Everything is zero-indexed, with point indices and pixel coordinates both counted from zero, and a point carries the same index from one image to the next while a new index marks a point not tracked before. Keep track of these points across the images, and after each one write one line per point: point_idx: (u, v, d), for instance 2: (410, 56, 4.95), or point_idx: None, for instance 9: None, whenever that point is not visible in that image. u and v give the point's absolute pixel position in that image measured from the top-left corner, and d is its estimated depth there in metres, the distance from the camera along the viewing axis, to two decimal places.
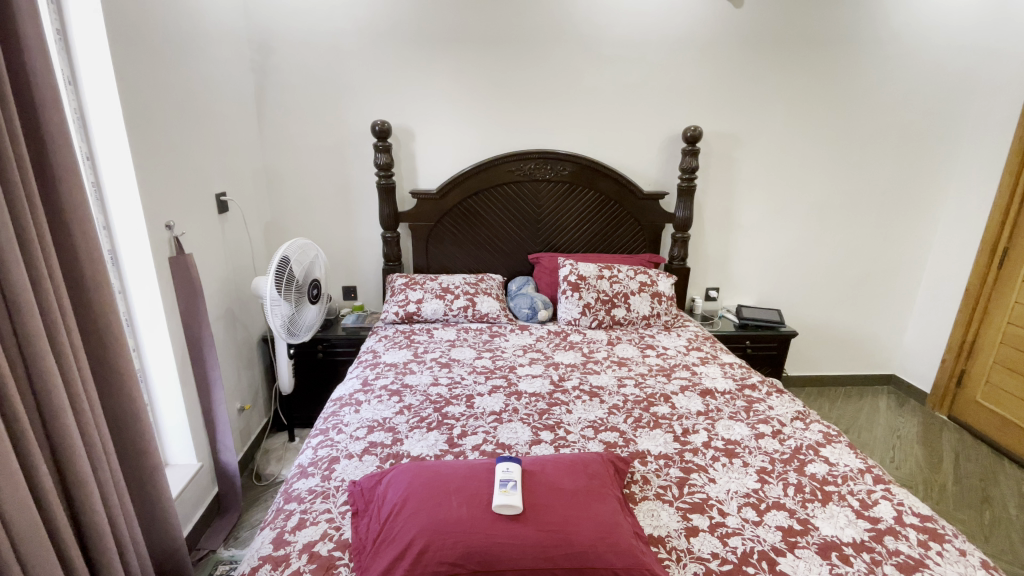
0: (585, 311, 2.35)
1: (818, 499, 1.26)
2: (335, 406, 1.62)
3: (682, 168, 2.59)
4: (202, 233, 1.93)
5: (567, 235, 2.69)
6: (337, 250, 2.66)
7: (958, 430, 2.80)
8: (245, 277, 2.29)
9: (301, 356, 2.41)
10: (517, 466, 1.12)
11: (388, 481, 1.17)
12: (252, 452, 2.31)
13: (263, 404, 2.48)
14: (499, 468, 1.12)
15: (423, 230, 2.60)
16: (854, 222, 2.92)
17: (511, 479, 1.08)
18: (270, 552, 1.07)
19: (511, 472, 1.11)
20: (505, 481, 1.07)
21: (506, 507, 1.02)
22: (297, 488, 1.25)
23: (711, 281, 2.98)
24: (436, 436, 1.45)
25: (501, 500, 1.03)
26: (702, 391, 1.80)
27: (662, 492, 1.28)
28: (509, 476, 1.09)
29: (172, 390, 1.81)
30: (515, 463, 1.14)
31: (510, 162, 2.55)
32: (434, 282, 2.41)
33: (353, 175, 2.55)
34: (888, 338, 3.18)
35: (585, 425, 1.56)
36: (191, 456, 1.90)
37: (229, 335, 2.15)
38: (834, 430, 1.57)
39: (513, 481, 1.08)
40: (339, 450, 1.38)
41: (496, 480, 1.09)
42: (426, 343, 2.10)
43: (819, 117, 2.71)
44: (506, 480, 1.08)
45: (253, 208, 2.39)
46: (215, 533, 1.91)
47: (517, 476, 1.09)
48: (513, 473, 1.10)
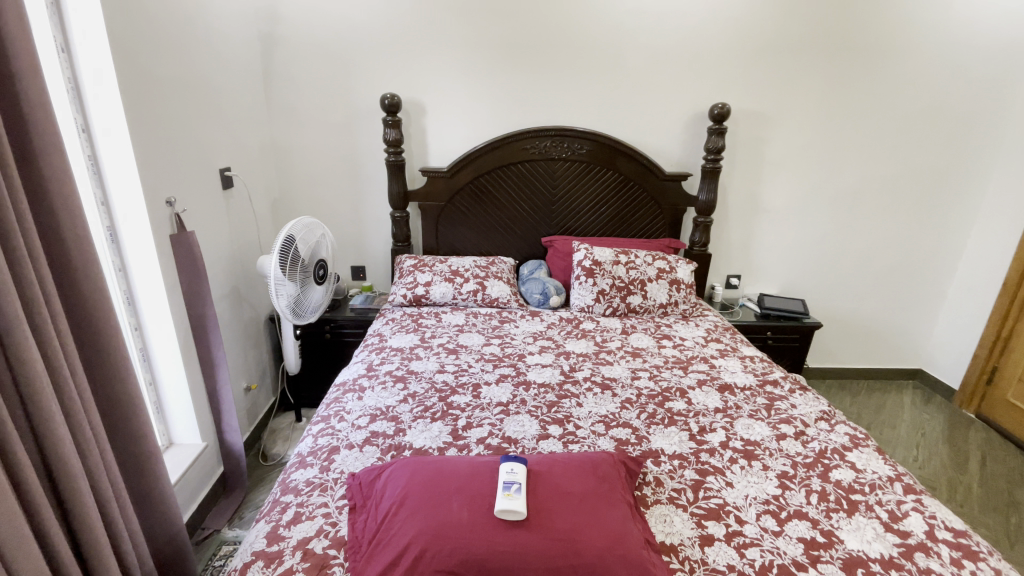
0: (599, 298, 2.26)
1: (843, 509, 1.18)
2: (338, 392, 1.58)
3: (707, 149, 2.45)
4: (204, 210, 1.87)
5: (583, 218, 2.58)
6: (346, 229, 2.60)
7: (986, 430, 2.65)
8: (251, 255, 2.24)
9: (308, 336, 2.37)
10: (522, 467, 1.05)
11: (387, 478, 1.11)
12: (259, 431, 2.30)
13: (271, 383, 2.46)
14: (504, 467, 1.05)
15: (433, 209, 2.52)
16: (887, 209, 2.76)
17: (516, 481, 1.01)
18: (263, 548, 1.02)
19: (516, 473, 1.04)
20: (509, 484, 1.00)
21: (509, 512, 0.95)
22: (295, 479, 1.21)
23: (732, 268, 2.86)
24: (440, 427, 1.39)
25: (504, 504, 0.96)
26: (720, 387, 1.71)
27: (675, 496, 1.21)
28: (513, 477, 1.02)
29: (176, 370, 1.78)
30: (520, 463, 1.07)
31: (525, 139, 2.44)
32: (443, 264, 2.34)
33: (362, 152, 2.46)
34: (917, 332, 3.04)
35: (595, 420, 1.49)
36: (196, 436, 1.89)
37: (235, 314, 2.11)
38: (861, 433, 1.48)
39: (517, 484, 1.01)
40: (340, 439, 1.33)
41: (500, 481, 1.03)
42: (434, 328, 2.04)
43: (857, 95, 2.53)
44: (511, 482, 1.01)
45: (259, 185, 2.32)
46: (219, 512, 1.91)
47: (522, 478, 1.02)
48: (518, 475, 1.03)
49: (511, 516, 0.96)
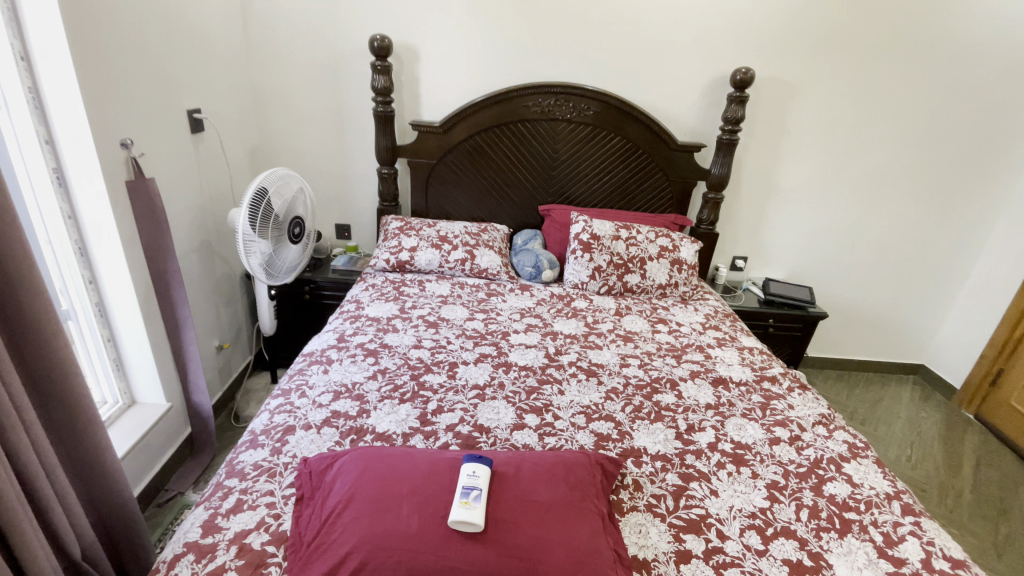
0: (594, 275, 2.13)
1: (834, 530, 1.09)
2: (304, 363, 1.47)
3: (725, 118, 2.25)
4: (167, 155, 1.72)
5: (584, 186, 2.41)
6: (330, 184, 2.44)
7: (984, 433, 2.54)
8: (224, 207, 2.10)
9: (286, 296, 2.26)
10: (485, 470, 0.95)
11: (339, 469, 1.01)
12: (232, 392, 2.22)
13: (247, 342, 2.36)
14: (465, 469, 0.95)
15: (423, 168, 2.35)
16: (910, 196, 2.57)
17: (476, 488, 0.91)
18: (197, 539, 0.93)
19: (478, 477, 0.93)
20: (468, 490, 0.90)
21: (463, 524, 0.86)
22: (242, 461, 1.11)
23: (739, 250, 2.70)
24: (408, 410, 1.29)
25: (459, 515, 0.86)
26: (714, 380, 1.61)
27: (654, 503, 1.12)
28: (473, 482, 0.92)
29: (136, 327, 1.67)
30: (483, 465, 0.96)
31: (527, 96, 2.24)
32: (431, 229, 2.19)
33: (349, 100, 2.27)
34: (924, 327, 2.90)
35: (576, 411, 1.38)
36: (160, 396, 1.79)
37: (206, 269, 1.98)
38: (860, 442, 1.38)
39: (477, 491, 0.91)
40: (297, 418, 1.23)
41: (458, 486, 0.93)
42: (416, 297, 1.91)
43: (892, 67, 2.31)
44: (470, 489, 0.91)
45: (236, 130, 2.15)
46: (184, 475, 1.83)
47: (483, 484, 0.92)
48: (480, 479, 0.93)
49: (465, 528, 0.86)
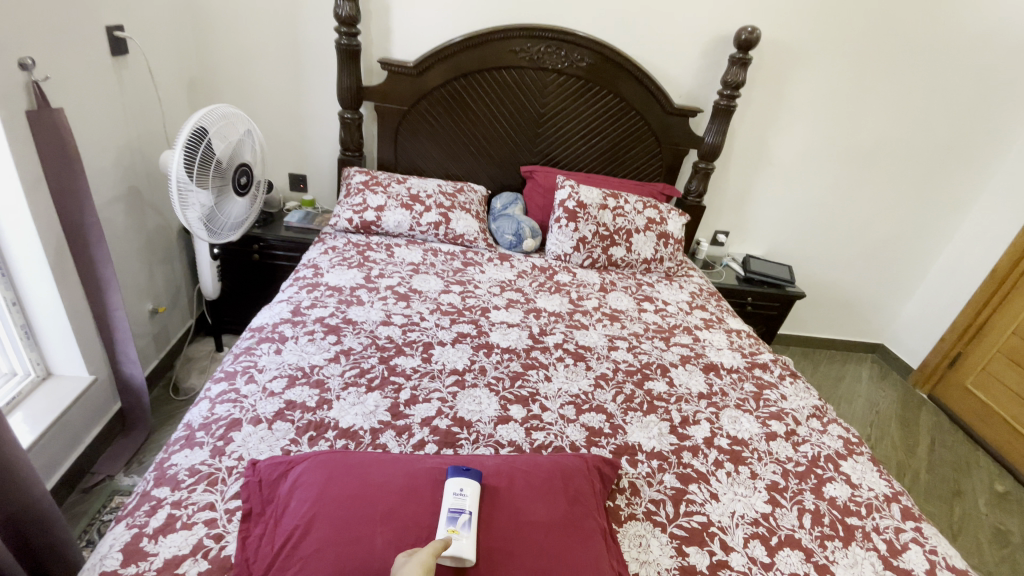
0: (579, 247, 1.98)
1: (839, 538, 1.03)
2: (252, 340, 1.26)
3: (725, 82, 2.08)
4: (80, 80, 1.40)
5: (570, 147, 2.22)
6: (283, 127, 2.13)
7: (936, 413, 2.64)
8: (156, 147, 1.78)
9: (232, 255, 1.99)
10: (474, 487, 0.82)
11: (295, 481, 0.84)
12: (170, 360, 1.97)
13: (186, 304, 2.09)
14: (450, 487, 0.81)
15: (392, 115, 2.09)
16: (896, 178, 2.52)
17: (465, 512, 0.78)
18: (116, 570, 0.76)
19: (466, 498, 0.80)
20: (455, 516, 0.77)
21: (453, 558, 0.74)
22: (175, 464, 0.92)
23: (722, 224, 2.61)
24: (376, 401, 1.12)
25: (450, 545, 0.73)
26: (705, 366, 1.52)
27: (653, 510, 1.02)
28: (460, 504, 0.79)
29: (46, 288, 1.38)
30: (472, 480, 0.83)
31: (515, 39, 1.99)
32: (400, 186, 1.96)
33: (308, 30, 1.96)
34: (889, 308, 2.93)
35: (565, 401, 1.25)
36: (81, 366, 1.51)
37: (134, 222, 1.70)
38: (854, 438, 1.34)
39: (465, 514, 0.78)
40: (244, 410, 1.04)
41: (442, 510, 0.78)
42: (383, 265, 1.71)
43: (897, 38, 2.19)
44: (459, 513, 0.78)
45: (170, 55, 1.81)
46: (114, 455, 1.59)
47: (472, 506, 0.79)
48: (468, 500, 0.80)
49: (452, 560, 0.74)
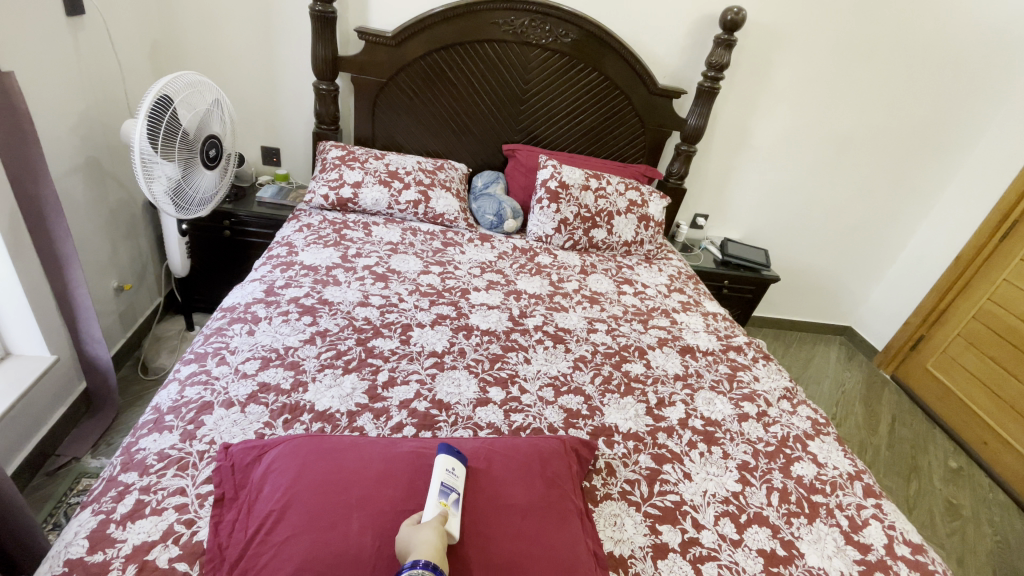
0: (560, 228, 1.97)
1: (804, 515, 1.07)
2: (223, 320, 1.23)
3: (709, 63, 2.06)
4: (31, 41, 1.30)
5: (553, 126, 2.18)
6: (255, 97, 2.04)
7: (898, 393, 2.75)
8: (117, 116, 1.69)
9: (201, 231, 1.92)
10: (462, 469, 0.84)
11: (268, 466, 0.83)
12: (138, 338, 1.91)
13: (154, 281, 2.02)
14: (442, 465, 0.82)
15: (370, 88, 2.02)
16: (870, 164, 2.56)
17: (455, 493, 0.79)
18: (82, 557, 0.74)
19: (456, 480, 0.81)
20: (446, 491, 0.79)
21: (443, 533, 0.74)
22: (143, 449, 0.89)
23: (701, 207, 2.63)
24: (353, 383, 1.11)
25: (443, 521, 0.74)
26: (681, 348, 1.54)
27: (628, 490, 1.04)
28: (452, 482, 0.80)
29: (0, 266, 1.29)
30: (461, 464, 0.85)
31: (498, 11, 1.93)
32: (378, 162, 1.91)
33: None
34: (858, 292, 3.02)
35: (544, 383, 1.26)
36: (41, 346, 1.43)
37: (95, 195, 1.61)
38: (822, 419, 1.39)
39: (455, 493, 0.80)
40: (215, 393, 1.02)
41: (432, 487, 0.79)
42: (361, 243, 1.67)
43: (877, 24, 2.20)
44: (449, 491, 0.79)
45: (130, 16, 1.70)
46: (80, 437, 1.54)
47: (460, 487, 0.81)
48: (458, 480, 0.82)
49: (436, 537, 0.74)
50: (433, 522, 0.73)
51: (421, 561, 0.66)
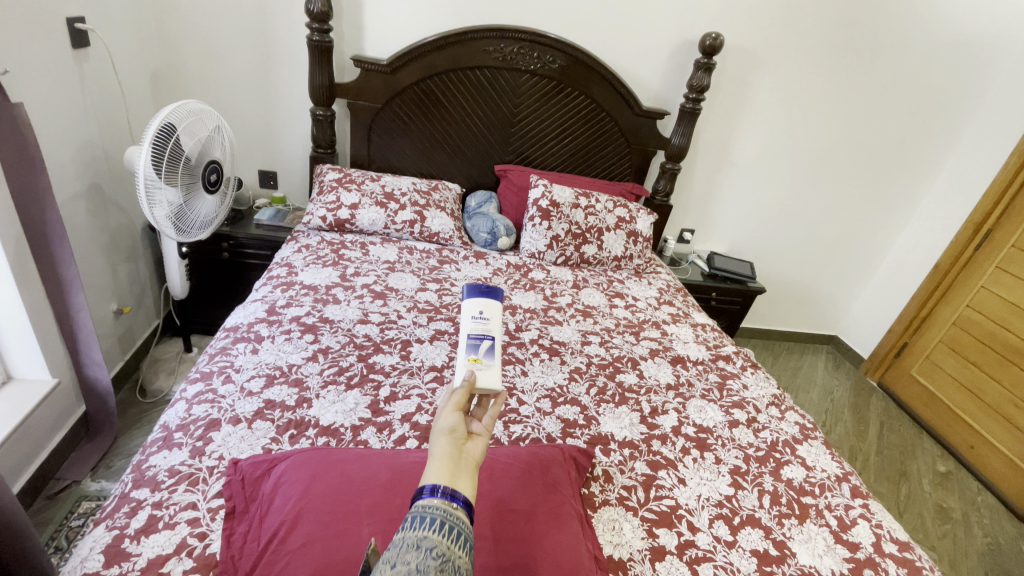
0: (552, 245, 2.02)
1: (795, 516, 1.11)
2: (227, 340, 1.26)
3: (690, 86, 2.16)
4: (39, 74, 1.35)
5: (543, 147, 2.26)
6: (253, 123, 2.10)
7: (885, 400, 2.81)
8: (119, 143, 1.73)
9: (200, 253, 1.95)
10: (492, 311, 0.86)
11: (278, 479, 0.86)
12: (136, 361, 1.92)
13: (152, 304, 2.04)
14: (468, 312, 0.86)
15: (365, 113, 2.09)
16: (848, 178, 2.67)
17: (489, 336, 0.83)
18: (99, 571, 0.75)
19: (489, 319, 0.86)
20: (476, 341, 0.82)
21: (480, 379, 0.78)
22: (154, 466, 0.92)
23: (688, 222, 2.71)
24: (356, 398, 1.14)
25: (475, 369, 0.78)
26: (673, 359, 1.59)
27: (626, 496, 1.07)
28: (480, 330, 0.84)
29: (5, 291, 1.31)
30: (493, 304, 0.87)
31: (488, 39, 2.02)
32: (375, 184, 1.96)
33: (278, 24, 1.94)
34: (842, 302, 3.10)
35: (541, 394, 1.30)
36: (44, 369, 1.45)
37: (97, 220, 1.64)
38: (810, 424, 1.44)
39: (486, 337, 0.83)
40: (222, 411, 1.04)
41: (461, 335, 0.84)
42: (359, 263, 1.71)
43: (848, 47, 2.32)
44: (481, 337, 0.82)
45: (133, 48, 1.76)
46: (80, 460, 1.55)
47: (490, 329, 0.84)
48: (486, 326, 0.85)
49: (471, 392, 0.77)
50: (444, 424, 0.62)
51: (437, 486, 0.53)
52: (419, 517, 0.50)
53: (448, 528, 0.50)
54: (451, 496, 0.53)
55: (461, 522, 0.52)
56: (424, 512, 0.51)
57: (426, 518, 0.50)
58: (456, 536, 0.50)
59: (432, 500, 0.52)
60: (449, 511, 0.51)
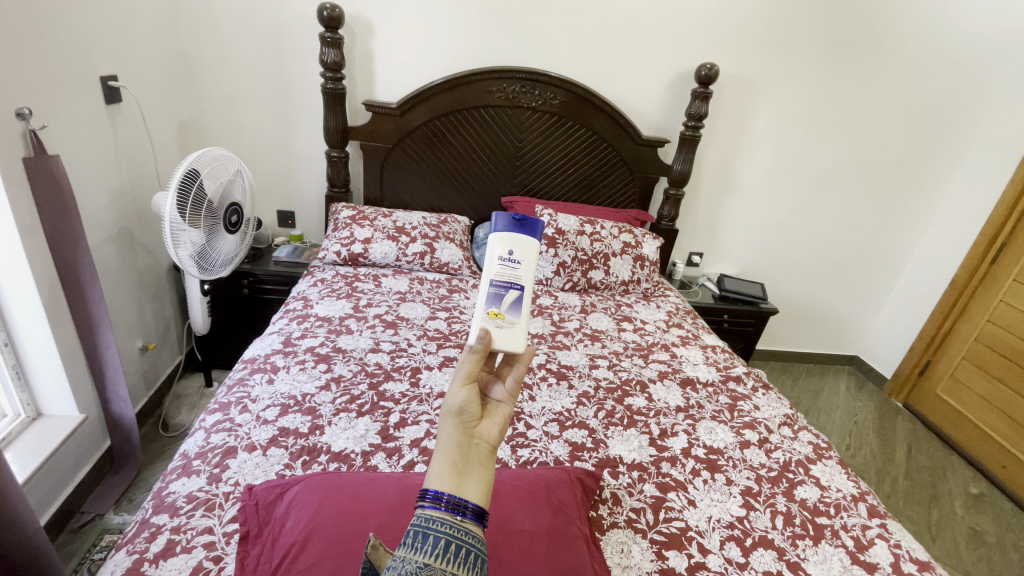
0: (559, 272, 2.07)
1: (809, 537, 1.09)
2: (245, 371, 1.31)
3: (688, 114, 2.23)
4: (74, 128, 1.46)
5: (548, 177, 2.33)
6: (272, 166, 2.22)
7: (912, 421, 2.73)
8: (147, 189, 1.85)
9: (222, 291, 2.04)
10: (524, 255, 0.92)
11: (291, 502, 0.89)
12: (159, 396, 1.99)
13: (176, 340, 2.13)
14: (500, 252, 0.91)
15: (377, 153, 2.19)
16: (854, 197, 2.67)
17: (516, 289, 0.89)
18: None
19: (518, 266, 0.92)
20: (500, 290, 0.88)
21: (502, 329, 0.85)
22: (173, 492, 0.96)
23: (696, 246, 2.73)
24: (367, 425, 1.17)
25: (496, 324, 0.85)
26: (682, 381, 1.59)
27: (634, 518, 1.07)
28: (506, 279, 0.89)
29: (39, 329, 1.39)
30: (524, 248, 0.92)
31: (491, 80, 2.12)
32: (386, 219, 2.04)
33: (294, 74, 2.07)
34: (860, 321, 3.05)
35: (549, 418, 1.32)
36: (72, 406, 1.52)
37: (126, 261, 1.74)
38: (824, 443, 1.42)
39: (510, 286, 0.89)
40: (239, 438, 1.09)
41: (488, 276, 0.90)
42: (371, 294, 1.77)
43: (845, 71, 2.36)
44: (508, 290, 0.88)
45: (161, 102, 1.90)
46: (104, 494, 1.59)
47: (516, 276, 0.90)
48: (514, 273, 0.91)
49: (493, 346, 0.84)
50: (454, 405, 0.59)
51: (440, 495, 0.51)
52: (421, 535, 0.49)
53: (452, 549, 0.48)
54: (456, 508, 0.51)
55: (466, 539, 0.50)
56: (426, 529, 0.49)
57: (426, 539, 0.48)
58: (461, 558, 0.48)
59: (434, 514, 0.50)
60: (453, 528, 0.49)
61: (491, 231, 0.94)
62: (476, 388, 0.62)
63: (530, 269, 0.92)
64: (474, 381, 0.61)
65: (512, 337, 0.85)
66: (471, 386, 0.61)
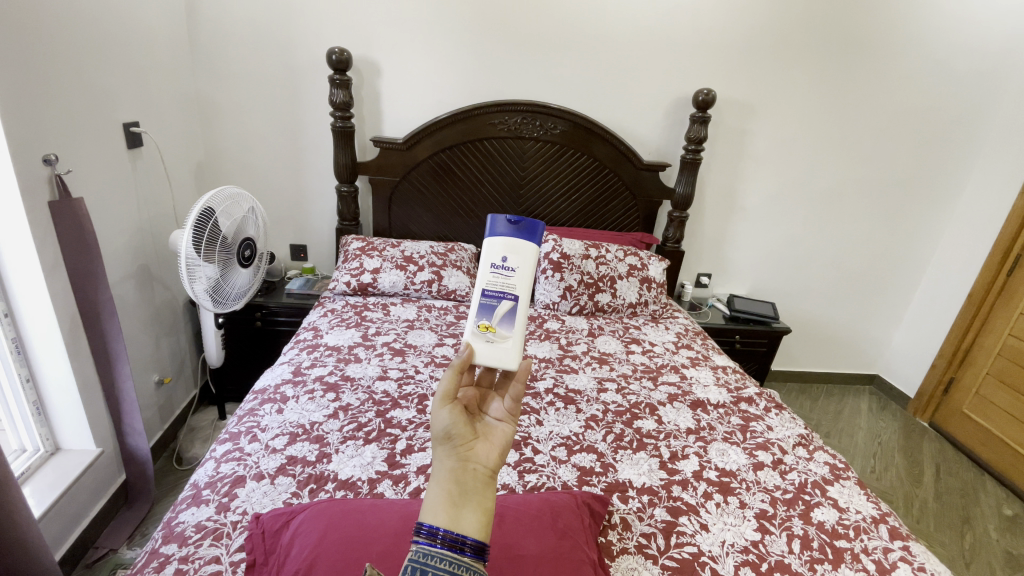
0: (565, 295, 2.08)
1: (828, 561, 1.05)
2: (255, 401, 1.33)
3: (689, 138, 2.26)
4: (98, 172, 1.55)
5: (553, 204, 2.37)
6: (285, 203, 2.30)
7: (939, 440, 2.63)
8: (164, 227, 1.92)
9: (235, 324, 2.09)
10: (518, 260, 0.93)
11: (296, 529, 0.89)
12: (174, 430, 2.02)
13: (191, 374, 2.17)
14: (493, 259, 0.93)
15: (385, 186, 2.26)
16: (861, 213, 2.66)
17: (509, 299, 0.91)
18: None
19: (512, 273, 0.93)
20: (487, 303, 0.91)
21: (496, 338, 0.89)
22: (182, 522, 0.97)
23: (705, 267, 2.73)
24: (374, 452, 1.18)
25: (487, 337, 0.88)
26: (693, 403, 1.56)
27: (645, 543, 1.05)
28: (496, 289, 0.92)
29: (58, 364, 1.43)
30: (517, 252, 0.94)
31: (493, 113, 2.19)
32: (395, 249, 2.09)
33: (306, 115, 2.16)
34: (877, 339, 2.99)
35: (556, 443, 1.31)
36: (88, 440, 1.55)
37: (143, 298, 1.80)
38: (841, 463, 1.38)
39: (502, 295, 0.91)
40: (248, 467, 1.10)
41: (480, 286, 0.93)
42: (379, 323, 1.80)
43: (843, 90, 2.39)
44: (500, 301, 0.91)
45: (179, 145, 1.99)
46: (118, 529, 1.60)
47: (506, 282, 0.92)
48: (505, 281, 0.92)
49: (494, 359, 0.87)
50: (442, 434, 0.61)
51: (435, 530, 0.52)
52: (419, 572, 0.49)
53: None
54: (454, 545, 0.51)
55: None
56: (422, 566, 0.49)
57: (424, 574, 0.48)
58: None
59: (431, 550, 0.51)
60: (451, 564, 0.50)
61: (487, 235, 0.97)
62: (459, 408, 0.64)
63: (525, 276, 0.93)
64: (458, 405, 0.64)
65: (503, 351, 0.88)
66: (456, 410, 0.63)
